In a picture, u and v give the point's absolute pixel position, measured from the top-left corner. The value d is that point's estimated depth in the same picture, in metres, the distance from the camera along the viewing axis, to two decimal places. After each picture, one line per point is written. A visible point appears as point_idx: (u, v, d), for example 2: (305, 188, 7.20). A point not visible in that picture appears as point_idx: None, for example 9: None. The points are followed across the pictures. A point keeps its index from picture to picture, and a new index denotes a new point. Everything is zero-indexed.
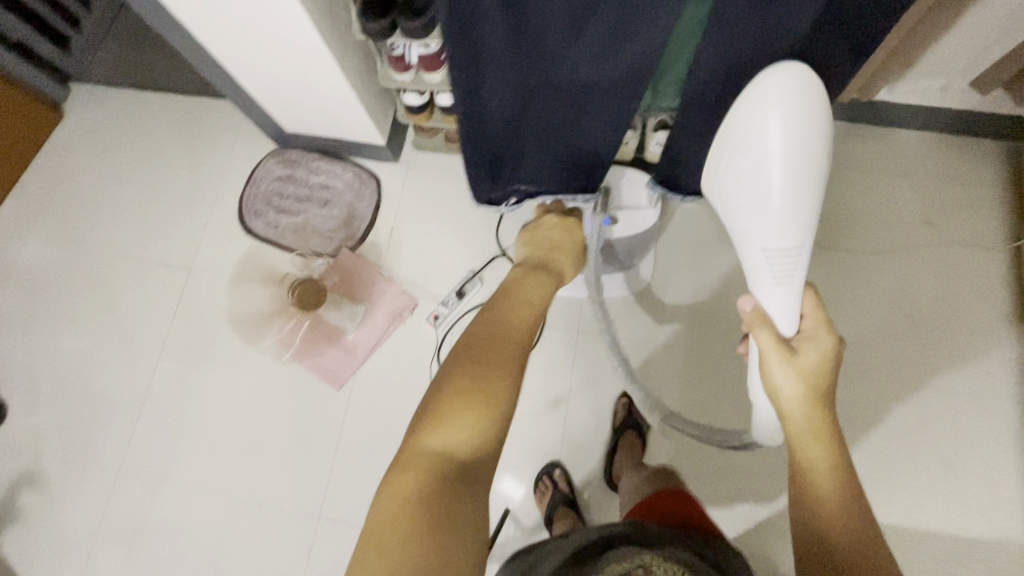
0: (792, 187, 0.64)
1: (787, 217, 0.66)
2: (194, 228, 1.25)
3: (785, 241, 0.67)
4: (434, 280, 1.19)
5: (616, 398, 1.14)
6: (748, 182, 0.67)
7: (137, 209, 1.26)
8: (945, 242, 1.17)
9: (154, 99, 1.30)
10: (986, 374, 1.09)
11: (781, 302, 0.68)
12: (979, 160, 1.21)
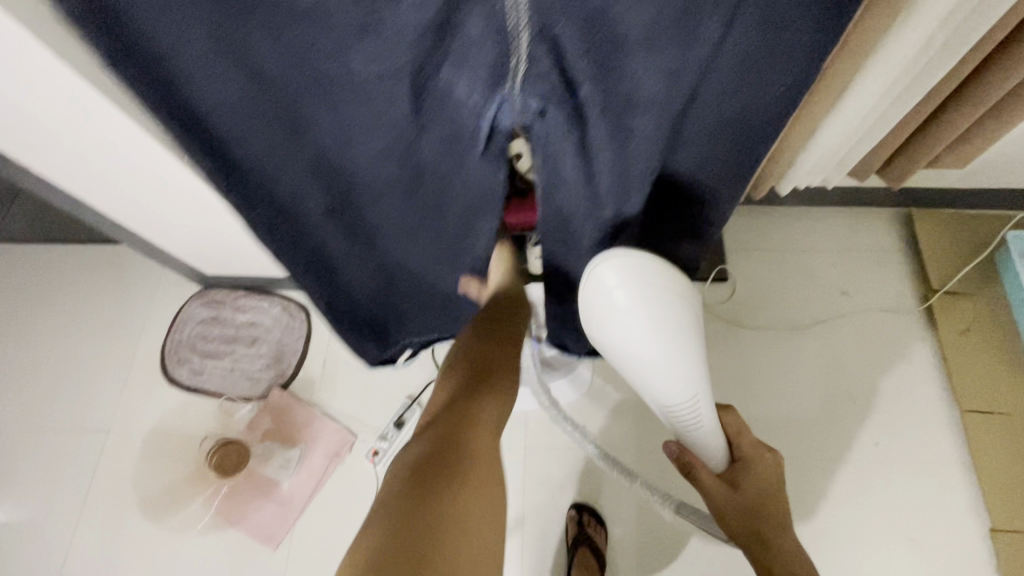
0: (674, 354, 0.59)
1: (678, 379, 0.61)
2: (111, 381, 1.13)
3: (685, 398, 0.62)
4: (372, 411, 1.07)
5: (567, 509, 0.99)
6: (631, 355, 0.61)
7: (51, 367, 1.15)
8: (864, 313, 1.09)
9: (70, 254, 1.24)
10: (946, 452, 0.98)
11: (706, 432, 0.66)
12: (877, 225, 1.15)
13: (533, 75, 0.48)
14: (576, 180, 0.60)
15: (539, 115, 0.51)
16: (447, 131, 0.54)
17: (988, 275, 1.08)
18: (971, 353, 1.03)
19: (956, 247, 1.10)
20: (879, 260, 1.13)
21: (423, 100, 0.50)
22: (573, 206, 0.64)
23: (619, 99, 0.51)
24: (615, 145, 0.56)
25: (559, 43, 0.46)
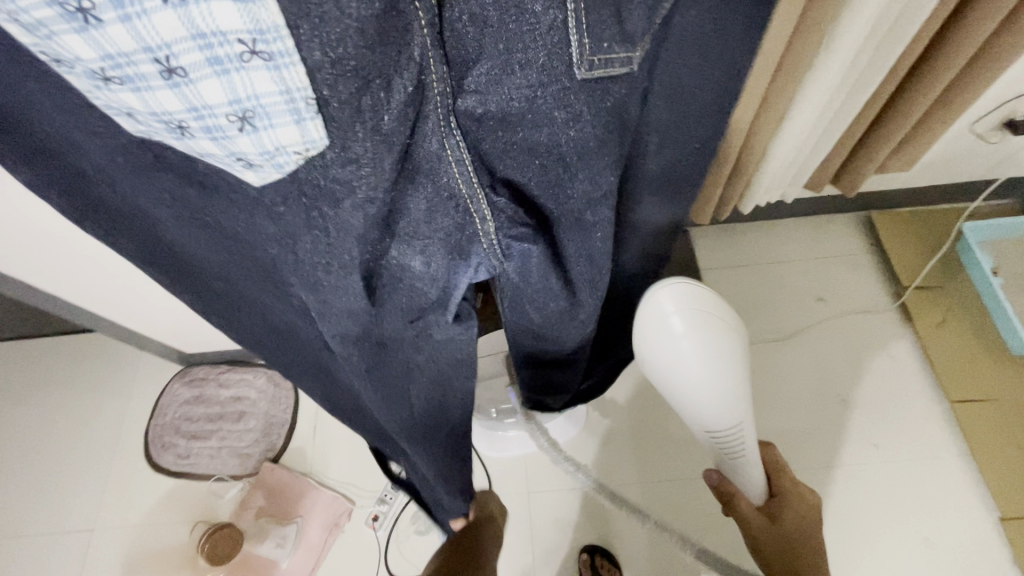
0: (729, 393, 0.52)
1: (730, 413, 0.53)
2: (91, 475, 1.09)
3: (733, 428, 0.56)
4: (368, 475, 1.05)
5: (577, 553, 0.96)
6: (681, 392, 0.52)
7: (27, 468, 1.11)
8: (842, 316, 1.11)
9: (43, 348, 1.21)
10: (946, 449, 0.98)
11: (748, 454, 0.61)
12: (842, 231, 1.19)
13: (501, 219, 0.39)
14: (563, 309, 0.51)
15: (514, 260, 0.43)
16: (409, 301, 0.44)
17: (952, 267, 1.12)
18: (950, 344, 1.05)
19: (919, 245, 1.14)
20: (849, 264, 1.16)
21: (383, 286, 0.41)
22: (557, 329, 0.56)
23: (587, 225, 0.44)
24: (599, 268, 0.49)
25: (511, 180, 0.39)
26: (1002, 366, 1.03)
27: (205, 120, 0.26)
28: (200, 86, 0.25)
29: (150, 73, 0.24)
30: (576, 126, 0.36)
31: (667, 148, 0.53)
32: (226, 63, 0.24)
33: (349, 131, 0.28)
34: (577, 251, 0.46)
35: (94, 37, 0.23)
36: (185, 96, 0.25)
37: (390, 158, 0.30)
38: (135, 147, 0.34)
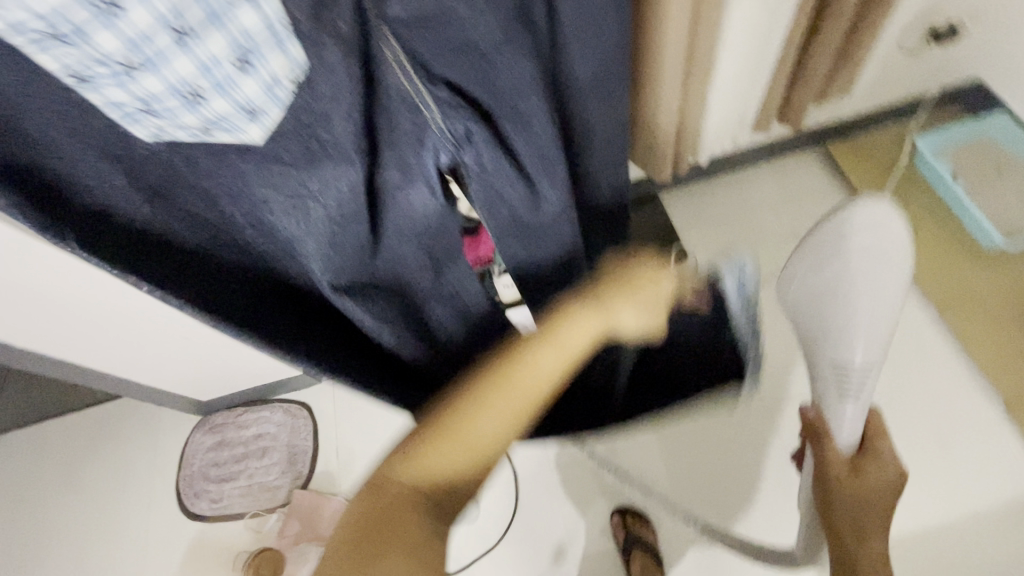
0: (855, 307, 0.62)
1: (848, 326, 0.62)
2: (129, 537, 1.12)
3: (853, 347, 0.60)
4: None
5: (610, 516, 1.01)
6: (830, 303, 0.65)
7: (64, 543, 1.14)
8: None
9: (58, 429, 1.23)
10: (939, 353, 1.01)
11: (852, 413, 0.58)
12: (805, 168, 1.23)
13: (445, 109, 0.42)
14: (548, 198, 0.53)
15: (468, 146, 0.44)
16: (408, 226, 0.47)
17: (915, 181, 1.16)
18: (925, 254, 1.09)
19: (878, 168, 1.18)
20: (816, 199, 1.20)
21: (381, 204, 0.45)
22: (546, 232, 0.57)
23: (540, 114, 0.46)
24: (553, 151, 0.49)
25: (448, 78, 0.42)
26: (977, 264, 1.06)
27: (214, 76, 0.31)
28: (209, 41, 0.30)
29: (167, 45, 0.29)
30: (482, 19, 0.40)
31: (596, 53, 0.52)
32: (224, 11, 0.29)
33: (322, 38, 0.34)
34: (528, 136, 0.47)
35: (115, 28, 0.27)
36: (195, 56, 0.30)
37: (355, 53, 0.37)
38: (106, 168, 0.37)
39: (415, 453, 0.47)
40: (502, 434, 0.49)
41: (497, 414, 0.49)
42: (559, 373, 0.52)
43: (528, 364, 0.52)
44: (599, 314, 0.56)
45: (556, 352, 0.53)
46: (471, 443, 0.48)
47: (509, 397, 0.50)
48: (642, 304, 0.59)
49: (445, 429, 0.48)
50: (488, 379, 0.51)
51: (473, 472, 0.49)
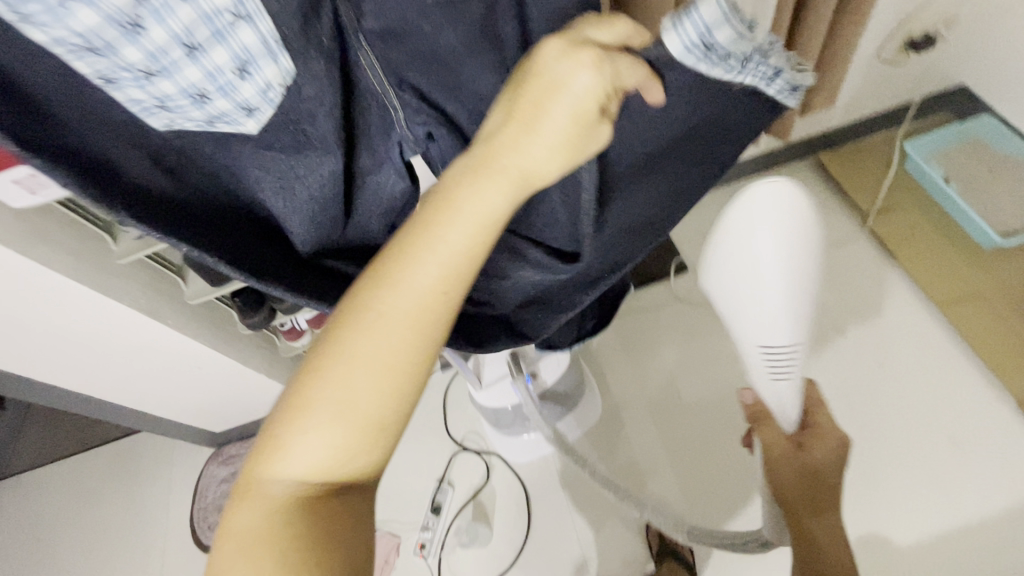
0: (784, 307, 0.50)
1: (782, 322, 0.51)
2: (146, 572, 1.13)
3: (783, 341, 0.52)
4: (407, 508, 1.08)
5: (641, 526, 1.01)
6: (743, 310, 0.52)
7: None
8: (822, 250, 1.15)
9: (75, 469, 1.25)
10: (943, 349, 1.02)
11: (788, 388, 0.56)
12: (801, 177, 1.26)
13: (410, 112, 0.46)
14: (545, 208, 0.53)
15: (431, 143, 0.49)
16: (383, 208, 0.52)
17: (909, 185, 1.18)
18: (924, 253, 1.10)
19: (869, 174, 1.20)
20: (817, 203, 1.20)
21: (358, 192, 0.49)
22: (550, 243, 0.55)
23: None
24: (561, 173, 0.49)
25: (415, 84, 0.45)
26: (976, 260, 1.08)
27: (218, 83, 0.35)
28: (214, 50, 0.33)
29: (179, 56, 0.33)
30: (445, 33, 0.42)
31: None
32: (228, 30, 0.33)
33: (309, 50, 0.38)
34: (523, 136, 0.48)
35: (137, 43, 0.31)
36: (203, 67, 0.34)
37: (334, 60, 0.41)
38: (131, 155, 0.38)
39: (270, 434, 0.36)
40: (377, 393, 0.35)
41: (356, 366, 0.34)
42: (444, 286, 0.35)
43: (388, 284, 0.35)
44: (493, 167, 0.36)
45: (430, 253, 0.35)
46: (330, 414, 0.34)
47: (372, 338, 0.34)
48: (567, 100, 0.36)
49: (296, 397, 0.35)
50: (337, 317, 0.36)
51: (352, 454, 0.35)
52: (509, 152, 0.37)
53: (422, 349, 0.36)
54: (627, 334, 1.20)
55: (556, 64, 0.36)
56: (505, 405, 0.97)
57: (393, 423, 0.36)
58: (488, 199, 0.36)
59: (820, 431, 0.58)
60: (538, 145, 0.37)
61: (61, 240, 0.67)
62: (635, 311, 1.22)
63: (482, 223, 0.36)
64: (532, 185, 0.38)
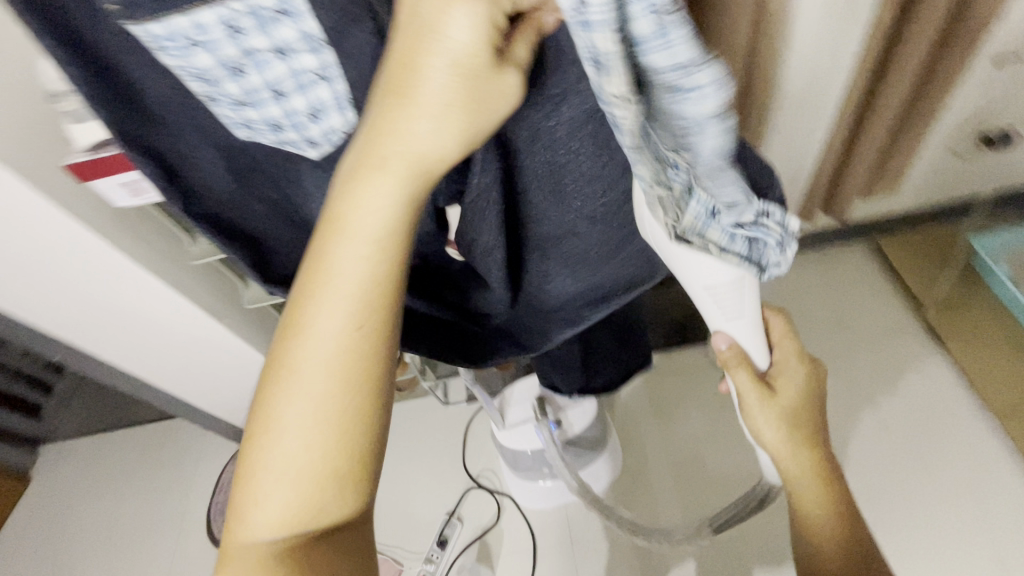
0: (715, 262, 0.40)
1: (724, 267, 0.40)
2: (170, 552, 1.22)
3: (727, 283, 0.41)
4: (414, 536, 1.08)
5: None
6: (685, 267, 0.41)
7: (115, 551, 1.25)
8: (865, 340, 1.15)
9: (121, 440, 1.42)
10: (989, 463, 0.99)
11: (744, 328, 0.46)
12: (857, 259, 1.25)
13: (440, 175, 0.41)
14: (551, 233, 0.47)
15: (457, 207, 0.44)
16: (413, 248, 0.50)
17: (971, 284, 1.16)
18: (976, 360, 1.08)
19: (929, 267, 1.19)
20: (869, 289, 1.20)
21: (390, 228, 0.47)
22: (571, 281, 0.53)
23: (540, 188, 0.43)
24: (561, 213, 0.45)
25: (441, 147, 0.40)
26: None
27: (293, 120, 0.38)
28: (294, 96, 0.36)
29: (265, 95, 0.36)
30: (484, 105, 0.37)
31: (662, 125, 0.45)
32: (311, 84, 0.35)
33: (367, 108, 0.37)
34: (528, 181, 0.41)
35: (237, 81, 0.35)
36: (285, 109, 0.37)
37: None
38: (211, 154, 0.42)
39: (236, 500, 0.38)
40: (325, 436, 0.36)
41: (297, 423, 0.36)
42: (357, 321, 0.35)
43: (296, 340, 0.36)
44: (371, 163, 0.31)
45: (332, 291, 0.34)
46: (292, 470, 0.36)
47: (301, 385, 0.36)
48: (437, 54, 0.27)
49: (252, 462, 0.37)
50: (265, 385, 0.37)
51: (324, 497, 0.37)
52: (386, 132, 0.30)
53: (354, 386, 0.36)
54: (658, 395, 1.18)
55: (409, 46, 0.28)
56: (526, 448, 0.97)
57: (354, 458, 0.37)
58: (374, 219, 0.32)
59: (789, 375, 0.51)
60: (414, 118, 0.29)
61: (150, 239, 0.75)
62: (668, 372, 1.21)
63: (374, 242, 0.33)
64: (430, 172, 0.31)
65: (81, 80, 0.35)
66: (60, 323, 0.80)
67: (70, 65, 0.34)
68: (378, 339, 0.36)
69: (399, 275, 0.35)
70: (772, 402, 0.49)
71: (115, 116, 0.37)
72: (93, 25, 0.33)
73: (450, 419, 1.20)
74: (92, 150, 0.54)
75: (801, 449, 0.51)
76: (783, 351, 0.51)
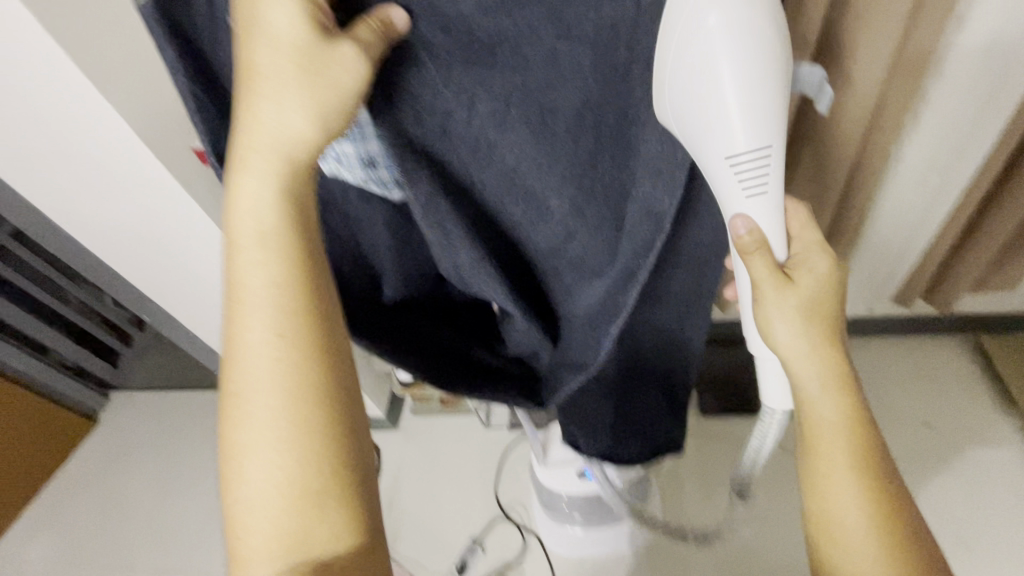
0: (756, 99, 0.37)
1: (761, 121, 0.38)
2: (208, 516, 1.29)
3: (753, 149, 0.39)
4: (433, 554, 1.07)
5: None
6: (707, 138, 0.38)
7: (157, 504, 1.33)
8: (951, 446, 1.07)
9: (180, 399, 1.52)
10: None
11: (767, 203, 0.42)
12: (949, 356, 1.18)
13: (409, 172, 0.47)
14: (548, 237, 0.49)
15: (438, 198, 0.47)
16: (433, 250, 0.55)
17: None
18: None
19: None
20: (960, 390, 1.14)
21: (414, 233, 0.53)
22: (602, 287, 0.51)
23: (501, 185, 0.45)
24: (545, 215, 0.47)
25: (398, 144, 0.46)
26: None
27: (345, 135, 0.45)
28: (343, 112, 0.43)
29: None
30: (421, 100, 0.41)
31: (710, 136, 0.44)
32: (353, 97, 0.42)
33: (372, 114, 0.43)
34: (483, 184, 0.46)
35: None
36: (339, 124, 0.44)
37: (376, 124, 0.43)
38: None
39: (232, 535, 0.43)
40: (285, 434, 0.41)
41: (260, 442, 0.41)
42: (276, 328, 0.41)
43: (232, 363, 0.42)
44: (253, 160, 0.40)
45: (252, 306, 0.41)
46: (268, 478, 0.41)
47: (253, 400, 0.41)
48: (265, 38, 0.38)
49: (234, 493, 0.42)
50: (225, 422, 0.42)
51: (302, 507, 0.41)
52: (250, 118, 0.39)
53: (290, 395, 0.41)
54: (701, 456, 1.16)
55: (246, 54, 0.38)
56: (563, 491, 0.94)
57: (317, 450, 0.41)
58: (258, 209, 0.41)
59: (810, 265, 0.46)
60: (277, 100, 0.39)
61: None
62: (718, 437, 1.18)
63: (264, 239, 0.41)
64: (294, 151, 0.40)
65: (192, 92, 0.41)
66: (154, 282, 0.88)
67: (186, 78, 0.40)
68: (302, 330, 0.41)
69: (307, 252, 0.42)
70: (787, 288, 0.45)
71: (216, 130, 0.44)
72: (212, 46, 0.40)
73: (488, 441, 1.20)
74: None
75: (816, 352, 0.46)
76: (800, 245, 0.47)
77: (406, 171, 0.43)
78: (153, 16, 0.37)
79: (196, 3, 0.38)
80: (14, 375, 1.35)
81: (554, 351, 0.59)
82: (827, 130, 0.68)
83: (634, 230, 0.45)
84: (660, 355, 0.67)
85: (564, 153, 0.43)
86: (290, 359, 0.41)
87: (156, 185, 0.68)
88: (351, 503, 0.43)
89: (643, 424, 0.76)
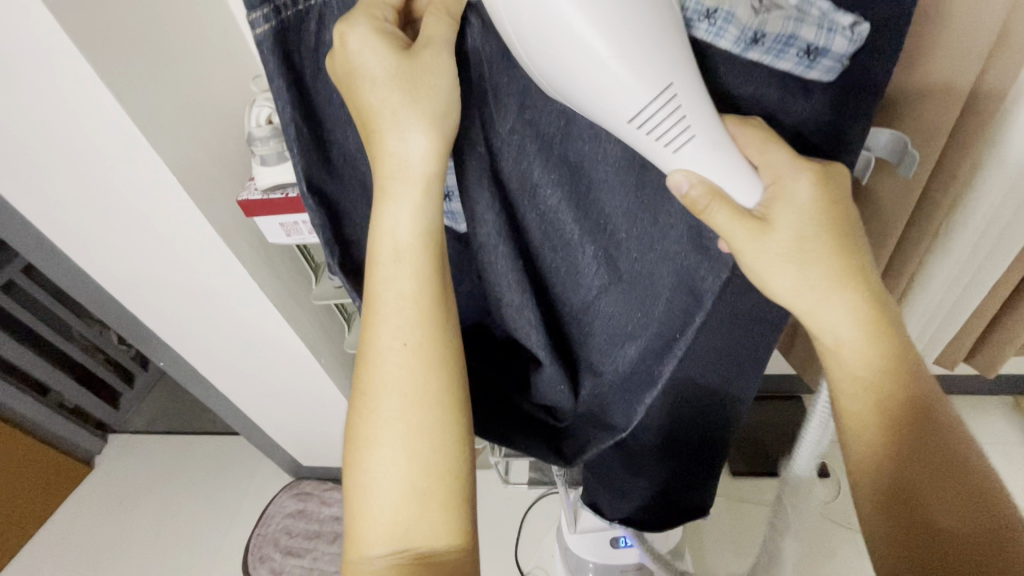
0: (627, 36, 0.28)
1: (646, 64, 0.29)
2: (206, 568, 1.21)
3: (655, 98, 0.30)
4: None
5: None
6: (592, 94, 0.30)
7: (152, 554, 1.25)
8: None
9: (179, 443, 1.46)
10: None
11: (704, 148, 0.33)
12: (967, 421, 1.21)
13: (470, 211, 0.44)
14: (586, 291, 0.45)
15: (489, 249, 0.42)
16: None
17: None
18: None
19: None
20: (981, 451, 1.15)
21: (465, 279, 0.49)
22: (635, 349, 0.46)
23: (552, 229, 0.42)
24: (580, 268, 0.44)
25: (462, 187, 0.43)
26: None
27: None
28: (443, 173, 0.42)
29: None
30: (495, 133, 0.38)
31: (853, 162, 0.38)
32: None
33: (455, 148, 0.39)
34: (529, 231, 0.43)
35: None
36: None
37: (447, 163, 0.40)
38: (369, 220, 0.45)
39: (351, 530, 0.38)
40: (412, 433, 0.36)
41: (386, 440, 0.36)
42: (404, 335, 0.37)
43: (363, 360, 0.38)
44: (391, 187, 0.36)
45: (386, 310, 0.37)
46: (386, 476, 0.36)
47: (382, 400, 0.37)
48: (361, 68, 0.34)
49: (356, 491, 0.37)
50: (351, 416, 0.38)
51: (426, 507, 0.36)
52: (377, 157, 0.36)
53: (420, 397, 0.37)
54: (731, 523, 1.10)
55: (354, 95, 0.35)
56: (593, 560, 0.89)
57: (445, 453, 0.37)
58: (398, 229, 0.36)
59: (794, 198, 0.36)
60: (399, 131, 0.34)
61: (279, 269, 0.81)
62: (752, 501, 1.12)
63: (399, 255, 0.37)
64: (421, 176, 0.35)
65: (294, 124, 0.38)
66: (170, 327, 0.85)
67: (292, 111, 0.37)
68: (431, 337, 0.37)
69: (442, 284, 0.38)
70: (766, 236, 0.36)
71: (317, 173, 0.40)
72: (319, 83, 0.38)
73: (507, 500, 1.13)
74: (266, 190, 0.58)
75: (836, 301, 0.38)
76: (777, 158, 0.35)
77: (474, 206, 0.40)
78: (269, 48, 0.34)
79: (307, 35, 0.36)
80: (12, 417, 1.28)
81: (581, 413, 0.53)
82: (876, 189, 0.68)
83: (669, 301, 0.42)
84: (696, 418, 0.59)
85: (603, 207, 0.41)
86: (422, 353, 0.37)
87: (195, 226, 0.66)
88: (469, 508, 0.38)
89: (663, 487, 0.69)
